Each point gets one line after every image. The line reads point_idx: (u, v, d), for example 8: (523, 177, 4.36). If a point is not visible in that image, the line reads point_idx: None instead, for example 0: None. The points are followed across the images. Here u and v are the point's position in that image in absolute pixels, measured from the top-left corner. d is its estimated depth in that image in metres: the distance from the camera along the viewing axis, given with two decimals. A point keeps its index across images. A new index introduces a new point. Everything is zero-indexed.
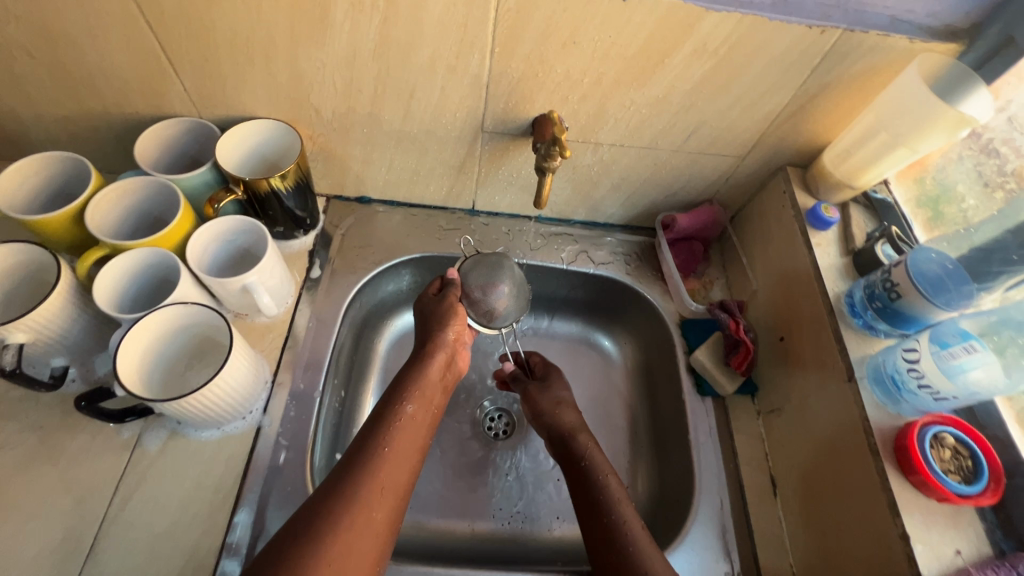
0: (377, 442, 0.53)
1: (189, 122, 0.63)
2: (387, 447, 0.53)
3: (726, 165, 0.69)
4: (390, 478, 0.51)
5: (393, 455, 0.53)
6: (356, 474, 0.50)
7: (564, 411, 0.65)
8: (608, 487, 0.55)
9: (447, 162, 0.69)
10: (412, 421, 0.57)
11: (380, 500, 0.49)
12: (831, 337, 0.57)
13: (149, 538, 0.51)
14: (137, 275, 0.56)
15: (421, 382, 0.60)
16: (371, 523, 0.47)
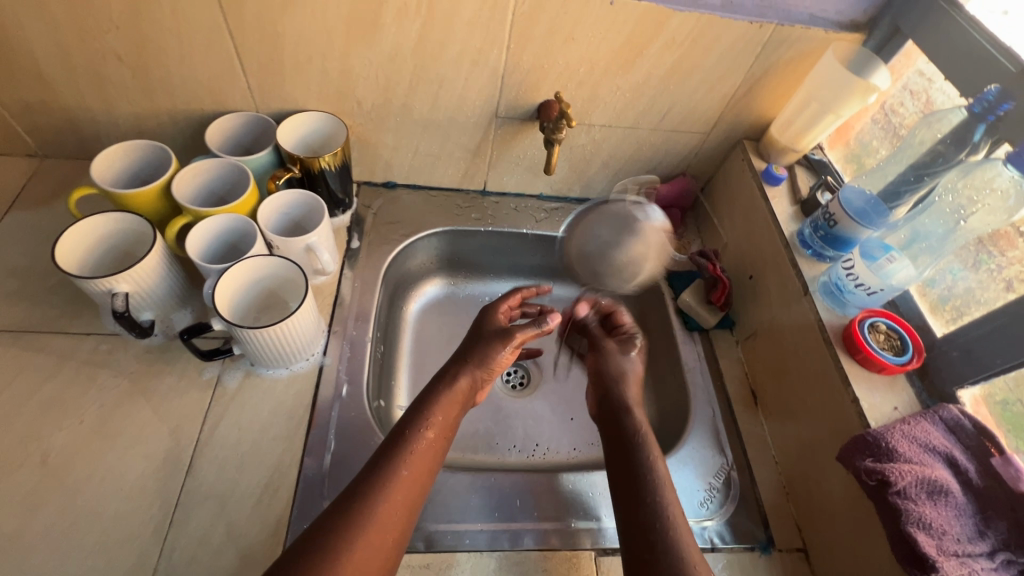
0: (408, 439, 0.55)
1: (247, 116, 0.73)
2: (410, 445, 0.55)
3: (694, 141, 0.84)
4: (399, 499, 0.51)
5: (417, 452, 0.55)
6: (382, 468, 0.52)
7: (626, 386, 0.71)
8: (653, 457, 0.60)
9: (465, 146, 0.82)
10: (436, 421, 0.58)
11: (399, 488, 0.52)
12: (789, 264, 0.71)
13: (238, 455, 0.60)
14: (215, 239, 0.66)
15: (437, 404, 0.59)
16: (392, 510, 0.50)
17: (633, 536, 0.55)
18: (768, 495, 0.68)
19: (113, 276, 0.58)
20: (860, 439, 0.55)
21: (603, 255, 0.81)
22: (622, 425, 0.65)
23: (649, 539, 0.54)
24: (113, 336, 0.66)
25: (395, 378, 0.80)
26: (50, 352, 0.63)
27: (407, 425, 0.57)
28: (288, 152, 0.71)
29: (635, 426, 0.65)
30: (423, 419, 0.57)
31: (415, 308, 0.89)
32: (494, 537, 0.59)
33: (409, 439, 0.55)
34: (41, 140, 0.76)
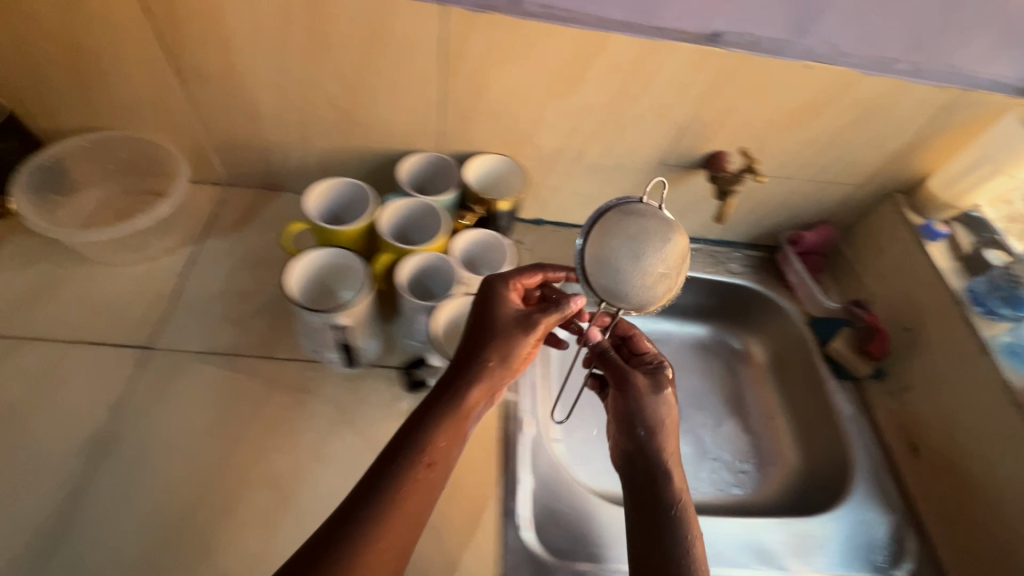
0: (405, 451, 0.48)
1: (431, 157, 0.77)
2: (423, 443, 0.48)
3: (844, 192, 0.86)
4: (388, 541, 0.44)
5: (420, 454, 0.48)
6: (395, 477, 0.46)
7: (666, 441, 0.56)
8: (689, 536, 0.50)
9: (622, 188, 0.85)
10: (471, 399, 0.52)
11: (415, 488, 0.46)
12: (961, 322, 0.72)
13: (442, 484, 0.63)
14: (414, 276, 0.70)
15: (449, 414, 0.50)
16: (407, 514, 0.45)
17: None
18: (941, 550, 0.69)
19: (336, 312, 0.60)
20: None
21: (614, 275, 0.53)
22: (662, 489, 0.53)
23: None
24: (313, 362, 0.69)
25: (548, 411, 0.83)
26: (261, 374, 0.67)
27: (428, 421, 0.50)
28: (474, 194, 0.76)
29: (673, 497, 0.53)
30: (441, 413, 0.50)
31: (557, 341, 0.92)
32: None
33: (410, 447, 0.48)
34: (232, 169, 0.82)
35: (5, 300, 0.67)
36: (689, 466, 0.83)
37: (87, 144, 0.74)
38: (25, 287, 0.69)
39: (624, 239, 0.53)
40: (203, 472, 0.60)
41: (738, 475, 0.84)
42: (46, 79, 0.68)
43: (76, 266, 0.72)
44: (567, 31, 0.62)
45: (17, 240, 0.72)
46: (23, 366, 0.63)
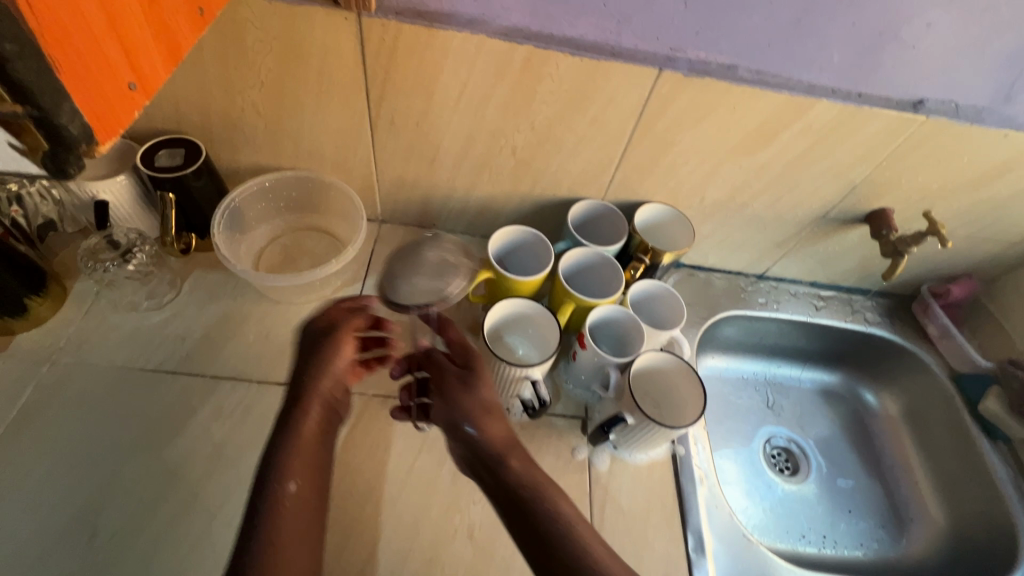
0: (273, 447, 0.52)
1: (597, 204, 0.78)
2: (294, 442, 0.53)
3: (998, 248, 0.85)
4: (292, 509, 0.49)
5: (302, 447, 0.53)
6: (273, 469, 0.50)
7: (493, 422, 0.58)
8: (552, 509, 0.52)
9: (773, 238, 0.85)
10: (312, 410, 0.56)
11: (298, 476, 0.51)
12: None
13: (631, 541, 0.63)
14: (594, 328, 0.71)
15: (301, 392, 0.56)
16: (296, 510, 0.49)
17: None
18: None
19: (533, 365, 0.63)
20: None
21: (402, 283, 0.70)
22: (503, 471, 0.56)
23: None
24: None
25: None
26: None
27: (290, 424, 0.54)
28: (642, 244, 0.76)
29: (513, 474, 0.56)
30: (292, 408, 0.55)
31: None
32: None
33: (281, 445, 0.52)
34: (392, 209, 0.83)
35: (195, 339, 0.69)
36: (826, 519, 0.84)
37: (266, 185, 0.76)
38: (212, 325, 0.71)
39: (394, 275, 0.67)
40: (405, 522, 0.60)
41: (878, 531, 0.84)
42: (243, 124, 0.69)
43: (255, 305, 0.74)
44: (776, 97, 0.62)
45: (198, 277, 0.74)
46: (223, 408, 0.64)
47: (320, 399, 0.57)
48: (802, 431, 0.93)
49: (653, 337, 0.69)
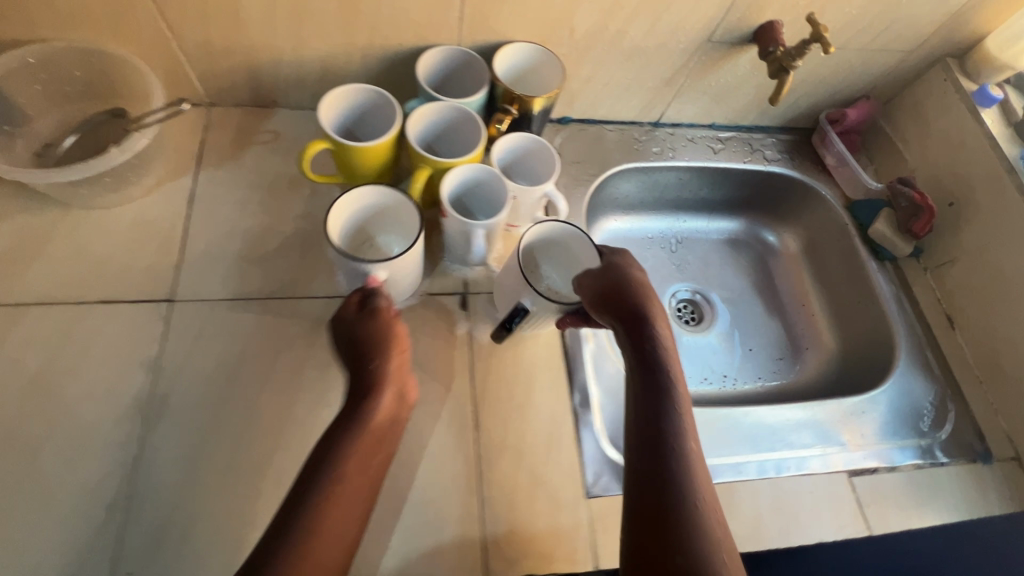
0: (334, 468, 0.44)
1: (452, 50, 0.66)
2: (337, 476, 0.43)
3: (893, 60, 0.80)
4: (347, 500, 0.43)
5: (350, 482, 0.44)
6: (327, 493, 0.42)
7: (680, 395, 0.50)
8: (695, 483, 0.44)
9: (661, 75, 0.77)
10: (382, 414, 0.49)
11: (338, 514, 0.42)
12: (1013, 192, 0.71)
13: (514, 407, 0.61)
14: (455, 195, 0.64)
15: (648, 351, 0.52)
16: (354, 489, 0.44)
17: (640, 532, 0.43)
18: (980, 413, 0.72)
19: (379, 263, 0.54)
20: None
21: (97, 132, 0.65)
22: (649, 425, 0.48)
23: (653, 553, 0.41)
24: None
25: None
26: (305, 316, 0.62)
27: (359, 419, 0.47)
28: (506, 92, 0.66)
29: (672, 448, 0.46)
30: (365, 417, 0.47)
31: None
32: (760, 466, 0.64)
33: (343, 461, 0.44)
34: (215, 86, 0.70)
35: None
36: (729, 359, 0.86)
37: (30, 62, 0.60)
38: (7, 249, 0.59)
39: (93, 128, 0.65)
40: (266, 425, 0.56)
41: (776, 362, 0.86)
42: None
43: (60, 218, 0.62)
44: None
45: None
46: (35, 338, 0.56)
47: (382, 411, 0.48)
48: (706, 280, 0.92)
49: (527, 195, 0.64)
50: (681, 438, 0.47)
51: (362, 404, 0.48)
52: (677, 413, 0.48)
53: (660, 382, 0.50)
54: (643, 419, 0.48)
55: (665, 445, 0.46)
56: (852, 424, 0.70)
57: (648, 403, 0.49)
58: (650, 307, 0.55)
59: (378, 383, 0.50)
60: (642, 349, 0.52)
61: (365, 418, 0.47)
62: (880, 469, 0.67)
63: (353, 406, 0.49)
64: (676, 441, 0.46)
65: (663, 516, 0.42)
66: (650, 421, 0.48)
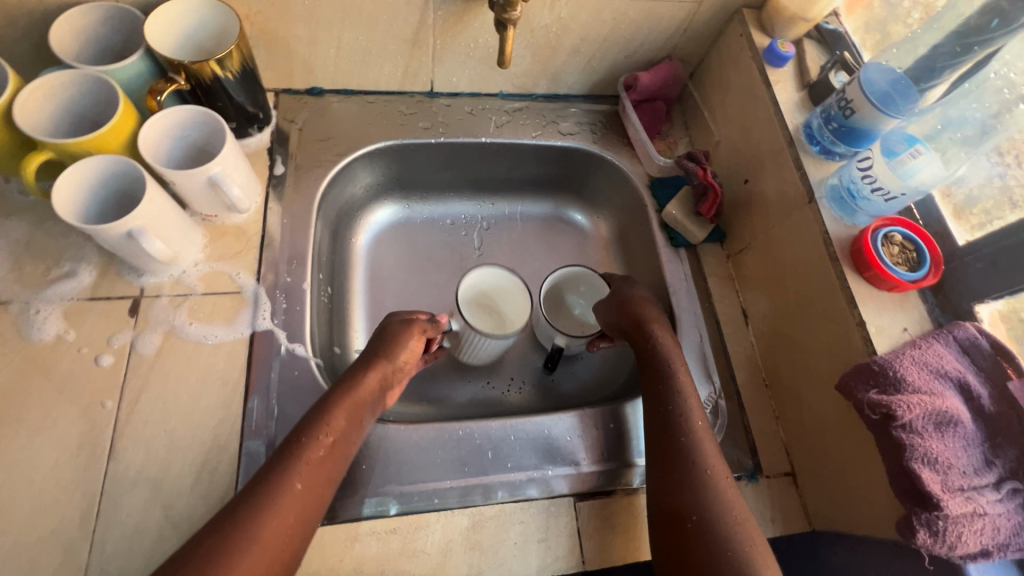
0: (275, 482, 0.46)
1: (105, 7, 0.56)
2: (280, 489, 0.45)
3: (684, 14, 0.68)
4: (323, 467, 0.49)
5: (291, 499, 0.46)
6: (236, 522, 0.43)
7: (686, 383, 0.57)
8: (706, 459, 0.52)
9: (400, 35, 0.65)
10: (337, 425, 0.51)
11: (281, 525, 0.44)
12: (792, 167, 0.60)
13: (166, 432, 0.53)
14: (101, 186, 0.53)
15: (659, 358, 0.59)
16: (314, 479, 0.48)
17: (666, 519, 0.50)
18: (756, 422, 0.64)
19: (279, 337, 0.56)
20: (864, 369, 0.50)
21: None
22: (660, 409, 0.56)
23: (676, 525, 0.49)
24: None
25: (352, 306, 0.74)
26: None
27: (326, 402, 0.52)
28: (165, 57, 0.55)
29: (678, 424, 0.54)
30: (319, 427, 0.50)
31: (364, 242, 0.78)
32: (465, 493, 0.55)
33: (281, 473, 0.47)
34: None
35: None
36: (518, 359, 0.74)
37: None
38: None
39: None
40: None
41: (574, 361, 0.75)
42: None
43: None
44: None
45: None
46: None
47: (331, 429, 0.51)
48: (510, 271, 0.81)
49: (201, 174, 0.54)
50: (684, 423, 0.54)
51: (323, 415, 0.51)
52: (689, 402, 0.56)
53: (663, 386, 0.57)
54: (654, 416, 0.56)
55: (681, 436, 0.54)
56: (593, 438, 0.60)
57: (652, 420, 0.56)
58: (647, 317, 0.62)
59: (359, 374, 0.56)
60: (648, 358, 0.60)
61: (304, 430, 0.50)
62: (619, 491, 0.57)
63: (304, 421, 0.51)
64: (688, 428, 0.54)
65: (687, 505, 0.49)
66: (662, 412, 0.56)
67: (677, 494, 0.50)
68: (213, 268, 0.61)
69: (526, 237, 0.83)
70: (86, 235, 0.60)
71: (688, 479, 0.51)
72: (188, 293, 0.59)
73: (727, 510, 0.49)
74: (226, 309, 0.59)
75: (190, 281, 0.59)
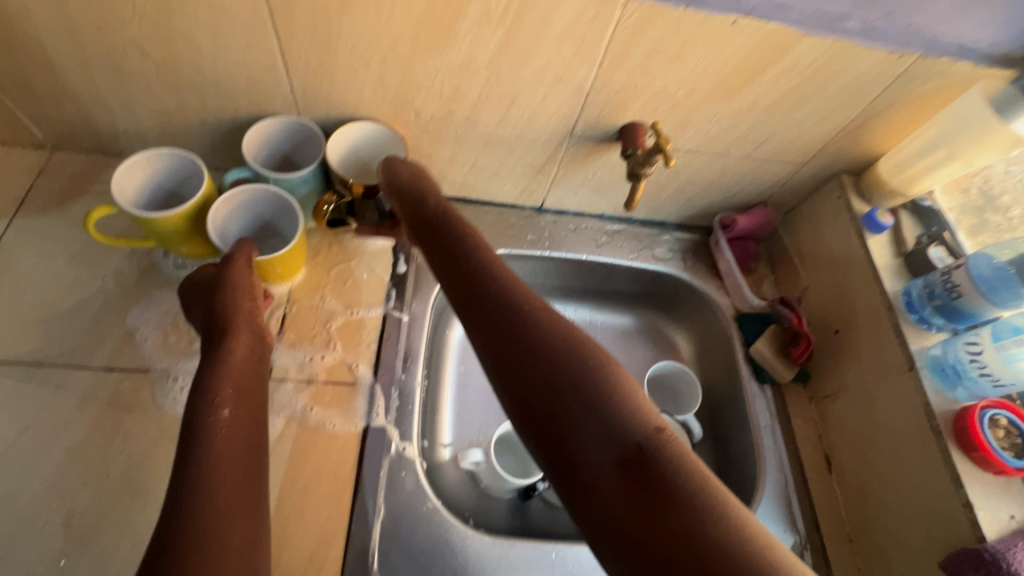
0: (198, 466, 0.44)
1: (289, 121, 0.64)
2: (213, 430, 0.47)
3: (786, 171, 0.74)
4: (228, 484, 0.44)
5: (224, 438, 0.47)
6: (190, 502, 0.42)
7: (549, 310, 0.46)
8: (597, 364, 0.42)
9: (529, 163, 0.72)
10: (230, 428, 0.48)
11: (224, 496, 0.43)
12: (890, 331, 0.63)
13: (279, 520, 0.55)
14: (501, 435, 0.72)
15: (226, 365, 0.53)
16: (236, 477, 0.45)
17: (552, 441, 0.39)
18: None
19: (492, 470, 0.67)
20: (973, 555, 0.51)
21: None
22: (495, 325, 0.45)
23: (620, 458, 0.37)
24: (138, 372, 0.59)
25: (443, 399, 0.76)
26: (73, 389, 0.57)
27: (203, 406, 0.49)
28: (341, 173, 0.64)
29: (538, 331, 0.44)
30: (213, 393, 0.50)
31: (456, 337, 0.81)
32: None
33: (199, 450, 0.46)
34: (54, 133, 0.66)
35: None
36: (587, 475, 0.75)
37: None
38: None
39: None
40: None
41: None
42: None
43: None
44: None
45: None
46: None
47: (245, 326, 0.56)
48: None
49: None
50: (545, 346, 0.43)
51: (217, 372, 0.52)
52: (545, 329, 0.44)
53: (484, 284, 0.48)
54: (504, 367, 0.43)
55: (535, 374, 0.41)
56: None
57: (497, 344, 0.44)
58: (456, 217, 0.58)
59: (215, 386, 0.50)
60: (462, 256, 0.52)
61: (240, 374, 0.53)
62: None
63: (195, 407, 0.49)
64: (539, 348, 0.43)
65: (571, 429, 0.39)
66: (512, 350, 0.43)
67: (574, 439, 0.38)
68: (337, 359, 0.64)
69: (607, 342, 0.85)
70: None
71: (523, 364, 0.42)
72: (310, 379, 0.62)
73: (618, 411, 0.39)
74: (344, 398, 0.62)
75: (313, 369, 0.63)
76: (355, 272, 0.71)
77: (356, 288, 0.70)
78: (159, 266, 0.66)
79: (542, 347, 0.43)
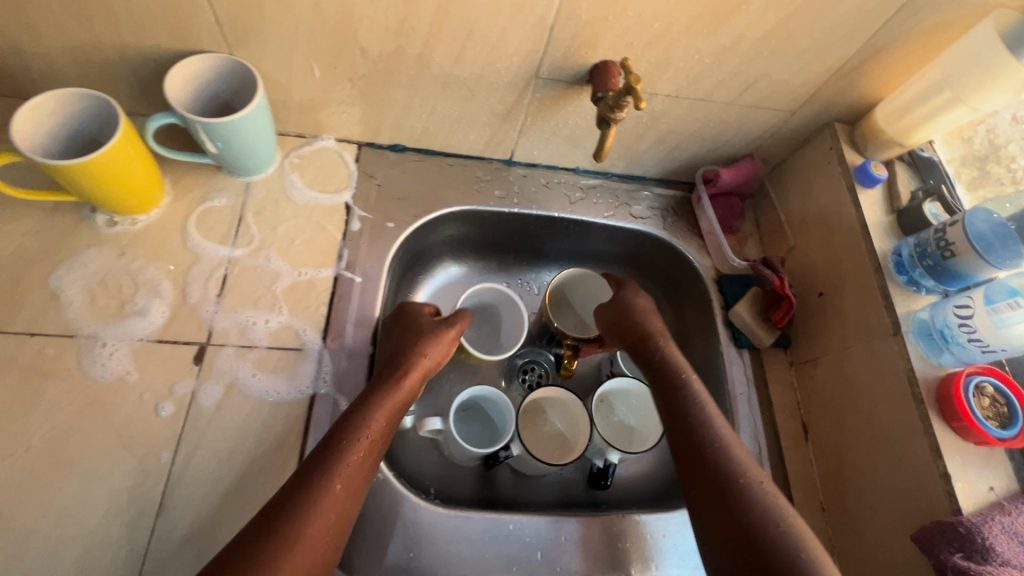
0: (310, 487, 0.46)
1: (219, 58, 0.57)
2: (337, 456, 0.48)
3: (775, 120, 0.68)
4: (327, 515, 0.45)
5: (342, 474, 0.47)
6: (270, 552, 0.42)
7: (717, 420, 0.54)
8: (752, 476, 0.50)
9: (493, 109, 0.66)
10: (354, 460, 0.48)
11: (325, 520, 0.45)
12: (877, 294, 0.59)
13: (217, 493, 0.51)
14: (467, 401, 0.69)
15: (380, 404, 0.53)
16: (331, 503, 0.46)
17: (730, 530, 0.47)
18: None
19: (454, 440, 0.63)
20: (947, 528, 0.48)
21: None
22: (683, 429, 0.54)
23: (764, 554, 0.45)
24: (63, 338, 0.55)
25: None
26: None
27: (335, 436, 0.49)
28: None
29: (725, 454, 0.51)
30: (356, 429, 0.50)
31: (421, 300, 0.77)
32: None
33: (317, 474, 0.47)
34: None
35: None
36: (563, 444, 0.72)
37: None
38: None
39: None
40: None
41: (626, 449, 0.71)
42: None
43: None
44: None
45: None
46: None
47: (417, 377, 0.57)
48: None
49: (599, 362, 0.78)
50: (732, 462, 0.51)
51: (368, 407, 0.52)
52: (726, 449, 0.52)
53: (677, 395, 0.56)
54: (693, 471, 0.52)
55: (712, 461, 0.51)
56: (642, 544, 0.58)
57: (689, 466, 0.52)
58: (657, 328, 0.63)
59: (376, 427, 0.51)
60: (654, 371, 0.60)
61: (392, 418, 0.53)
62: None
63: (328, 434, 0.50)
64: (729, 464, 0.51)
65: (746, 517, 0.47)
66: (700, 452, 0.52)
67: (745, 529, 0.46)
68: (284, 324, 0.60)
69: None
70: (163, 271, 0.60)
71: (715, 472, 0.50)
72: (253, 345, 0.58)
73: (773, 512, 0.47)
74: (290, 364, 0.58)
75: (257, 334, 0.59)
76: (305, 229, 0.65)
77: (305, 247, 0.65)
78: (84, 222, 0.60)
79: (729, 466, 0.50)
